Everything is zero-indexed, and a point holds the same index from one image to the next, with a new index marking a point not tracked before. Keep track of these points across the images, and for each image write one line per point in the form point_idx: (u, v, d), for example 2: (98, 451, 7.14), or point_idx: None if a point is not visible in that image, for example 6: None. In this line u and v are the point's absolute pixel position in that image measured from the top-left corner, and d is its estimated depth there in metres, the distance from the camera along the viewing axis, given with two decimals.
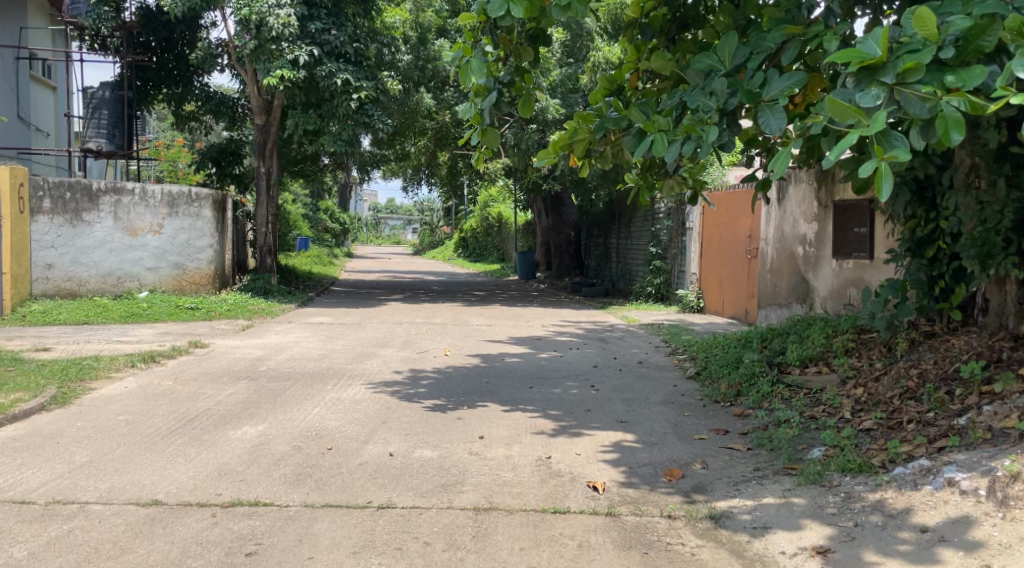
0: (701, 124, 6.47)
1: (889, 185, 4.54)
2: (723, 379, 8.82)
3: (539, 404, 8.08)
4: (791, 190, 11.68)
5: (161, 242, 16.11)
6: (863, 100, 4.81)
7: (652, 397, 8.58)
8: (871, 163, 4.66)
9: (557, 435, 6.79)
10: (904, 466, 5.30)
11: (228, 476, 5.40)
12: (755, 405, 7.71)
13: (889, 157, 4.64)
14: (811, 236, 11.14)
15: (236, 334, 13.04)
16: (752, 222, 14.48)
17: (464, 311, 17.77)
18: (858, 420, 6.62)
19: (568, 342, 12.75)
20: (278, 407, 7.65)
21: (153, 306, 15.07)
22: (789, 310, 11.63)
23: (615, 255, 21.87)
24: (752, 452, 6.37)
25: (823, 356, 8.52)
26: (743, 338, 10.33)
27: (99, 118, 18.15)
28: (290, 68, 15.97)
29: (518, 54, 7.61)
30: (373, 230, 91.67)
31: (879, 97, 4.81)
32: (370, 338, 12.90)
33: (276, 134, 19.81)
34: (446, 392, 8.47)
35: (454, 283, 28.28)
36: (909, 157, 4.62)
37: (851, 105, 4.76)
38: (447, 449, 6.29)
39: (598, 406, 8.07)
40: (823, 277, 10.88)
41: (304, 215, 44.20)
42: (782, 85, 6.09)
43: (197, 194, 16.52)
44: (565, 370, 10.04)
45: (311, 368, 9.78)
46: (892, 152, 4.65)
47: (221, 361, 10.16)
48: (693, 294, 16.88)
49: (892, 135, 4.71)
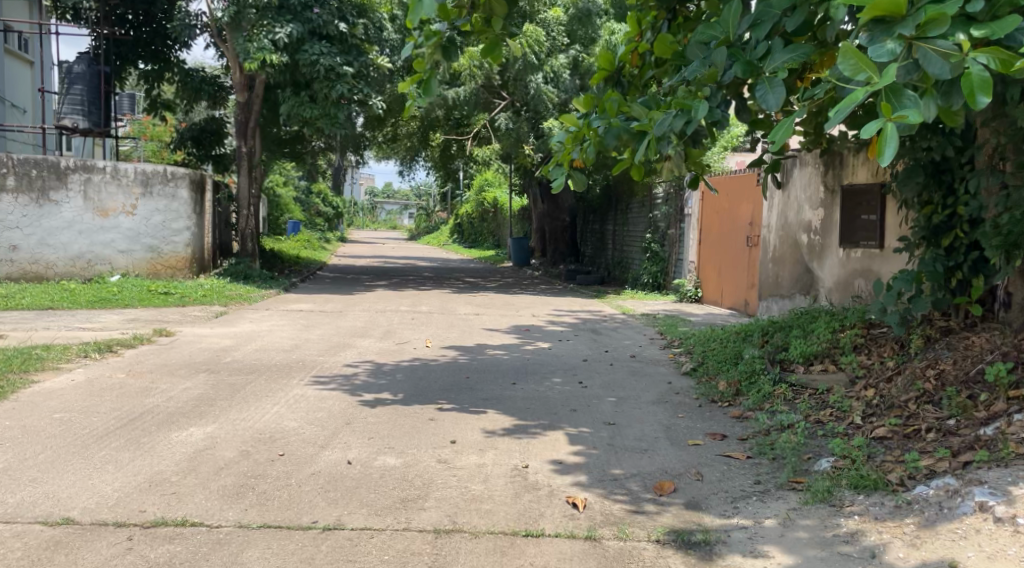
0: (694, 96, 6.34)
1: (894, 149, 4.05)
2: (721, 376, 8.21)
3: (520, 403, 7.43)
4: (796, 174, 10.97)
5: (134, 223, 15.44)
6: (876, 53, 4.24)
7: (642, 395, 7.93)
8: (875, 123, 4.15)
9: (535, 439, 6.15)
10: (927, 484, 4.67)
11: (158, 489, 4.75)
12: (755, 407, 7.08)
13: (897, 118, 4.12)
14: (817, 224, 10.49)
15: (207, 322, 12.39)
16: (754, 210, 13.84)
17: (452, 299, 17.11)
18: (870, 426, 5.95)
19: (559, 333, 12.12)
20: (234, 404, 6.99)
21: (124, 291, 14.40)
22: (793, 302, 10.98)
23: (612, 241, 21.18)
24: (752, 462, 5.72)
25: (828, 352, 7.87)
26: (742, 332, 9.71)
27: (74, 93, 17.41)
28: (271, 50, 15.30)
29: (489, 7, 6.84)
30: (370, 214, 90.89)
31: (895, 52, 4.24)
32: (349, 327, 12.26)
33: (259, 112, 19.09)
34: (421, 389, 7.84)
35: (446, 269, 27.58)
36: (921, 119, 4.12)
37: (862, 57, 4.25)
38: (413, 456, 5.64)
39: (585, 405, 7.43)
40: (827, 267, 10.26)
41: (296, 199, 43.44)
42: (782, 58, 5.71)
43: (173, 172, 15.81)
44: (553, 364, 9.39)
45: (279, 361, 9.13)
46: (901, 112, 4.13)
47: (184, 352, 9.52)
48: (691, 283, 16.23)
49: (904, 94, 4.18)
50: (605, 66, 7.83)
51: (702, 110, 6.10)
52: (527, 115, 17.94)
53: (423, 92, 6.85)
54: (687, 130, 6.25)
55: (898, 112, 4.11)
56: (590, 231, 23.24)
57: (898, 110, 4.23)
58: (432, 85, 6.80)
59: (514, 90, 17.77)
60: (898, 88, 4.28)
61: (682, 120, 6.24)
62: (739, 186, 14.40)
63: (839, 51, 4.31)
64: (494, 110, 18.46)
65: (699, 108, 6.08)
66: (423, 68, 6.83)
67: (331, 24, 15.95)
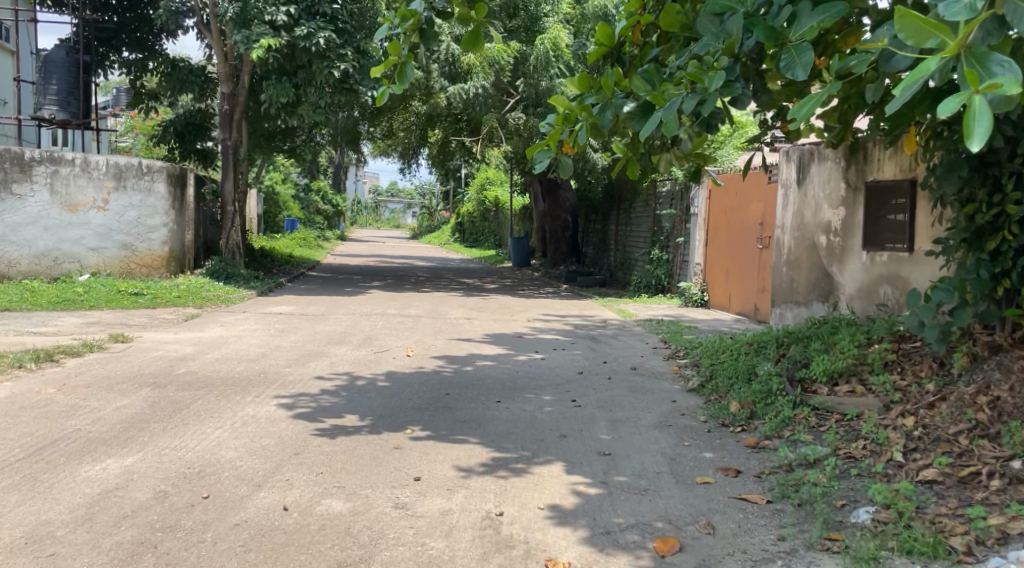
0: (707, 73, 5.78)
1: (985, 131, 3.38)
2: (732, 395, 7.26)
3: (503, 428, 6.48)
4: (813, 170, 9.92)
5: (106, 219, 14.56)
6: (950, 10, 3.60)
7: (643, 417, 6.96)
8: (958, 98, 3.49)
9: (516, 476, 5.20)
10: (1003, 555, 3.90)
11: (37, 548, 3.98)
12: (772, 435, 6.11)
13: (987, 88, 3.44)
14: (837, 224, 9.48)
15: (174, 326, 11.48)
16: (767, 208, 12.87)
17: (444, 301, 16.16)
18: (914, 464, 4.98)
19: (554, 340, 11.17)
20: (169, 427, 6.05)
21: (91, 291, 13.50)
22: (809, 309, 9.95)
23: (614, 241, 20.22)
24: (772, 508, 4.74)
25: (855, 371, 6.86)
26: (755, 345, 8.76)
27: (52, 83, 16.59)
28: (273, 35, 14.63)
29: None
30: (373, 212, 90.09)
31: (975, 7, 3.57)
32: (327, 332, 11.33)
33: (245, 104, 18.16)
34: (388, 409, 6.88)
35: (442, 269, 26.56)
36: (1016, 87, 3.43)
37: (930, 19, 3.54)
38: (365, 499, 4.68)
39: (576, 430, 6.47)
40: (850, 272, 9.27)
41: (294, 196, 42.57)
42: (813, 22, 5.13)
43: (149, 166, 14.96)
44: (544, 379, 8.42)
45: (239, 372, 8.18)
46: (991, 81, 3.45)
47: (135, 360, 8.60)
48: (698, 286, 15.27)
49: (994, 57, 3.51)
50: (604, 41, 7.16)
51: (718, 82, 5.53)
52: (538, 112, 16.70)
53: (397, 80, 6.06)
54: (699, 111, 5.72)
55: (987, 82, 3.45)
56: (592, 231, 22.30)
57: (984, 79, 3.51)
58: (409, 72, 6.02)
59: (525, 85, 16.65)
60: (983, 50, 3.58)
61: (697, 100, 5.69)
62: (751, 183, 13.39)
63: (901, 11, 3.55)
64: (506, 108, 17.08)
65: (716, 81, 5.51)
66: (396, 53, 6.02)
67: (326, 3, 15.13)
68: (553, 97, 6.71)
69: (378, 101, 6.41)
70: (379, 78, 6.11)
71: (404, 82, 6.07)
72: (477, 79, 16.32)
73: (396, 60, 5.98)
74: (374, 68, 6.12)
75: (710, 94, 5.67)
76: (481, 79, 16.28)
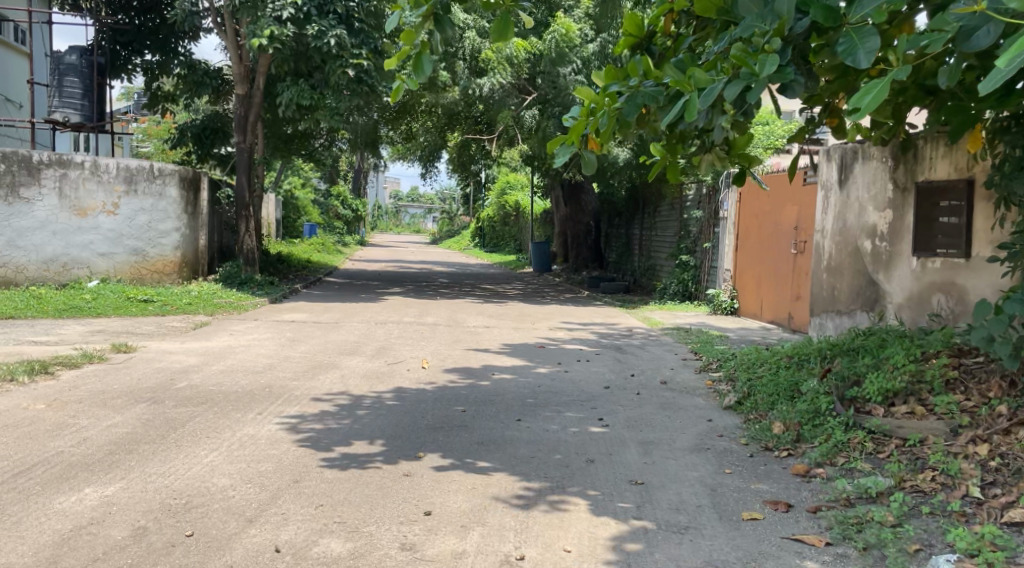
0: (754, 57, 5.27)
1: None
2: (775, 415, 6.66)
3: (526, 451, 5.93)
4: (857, 170, 9.31)
5: (116, 223, 14.14)
6: None
7: (677, 439, 6.38)
8: None
9: (539, 510, 4.67)
10: None
11: None
12: (824, 462, 5.53)
13: None
14: (884, 227, 8.87)
15: (182, 335, 11.00)
16: (802, 211, 12.23)
17: (463, 308, 15.62)
18: (998, 503, 4.40)
19: (579, 351, 10.60)
20: (160, 449, 5.52)
21: (99, 298, 13.06)
22: (851, 319, 9.31)
23: (638, 247, 19.59)
24: (835, 553, 4.15)
25: (913, 390, 6.23)
26: (795, 359, 8.15)
27: (67, 85, 16.24)
28: (278, 26, 13.96)
29: None
30: (394, 218, 89.94)
31: None
32: (339, 342, 10.80)
33: (260, 106, 17.68)
34: (399, 430, 6.34)
35: (462, 275, 26.04)
36: None
37: None
38: (368, 539, 4.16)
39: (606, 454, 5.90)
40: (896, 280, 8.67)
41: (314, 201, 42.22)
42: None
43: (161, 169, 14.56)
44: (568, 394, 7.85)
45: (243, 386, 7.65)
46: None
47: (135, 373, 8.10)
48: (727, 293, 14.64)
49: None
50: (634, 32, 6.63)
51: (769, 67, 5.08)
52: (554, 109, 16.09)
53: (413, 74, 5.47)
54: (745, 98, 5.22)
55: None
56: (615, 235, 21.68)
57: None
58: (426, 64, 5.41)
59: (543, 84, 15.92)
60: None
61: (741, 86, 5.24)
62: (786, 185, 12.75)
63: None
64: (521, 106, 16.41)
65: (768, 65, 5.08)
66: (410, 42, 5.42)
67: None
68: (578, 88, 6.18)
69: (392, 96, 5.78)
70: (393, 72, 5.51)
71: (419, 76, 5.46)
72: (494, 75, 15.78)
73: (411, 50, 5.38)
74: (388, 61, 5.52)
75: (758, 80, 5.16)
76: (497, 75, 15.70)
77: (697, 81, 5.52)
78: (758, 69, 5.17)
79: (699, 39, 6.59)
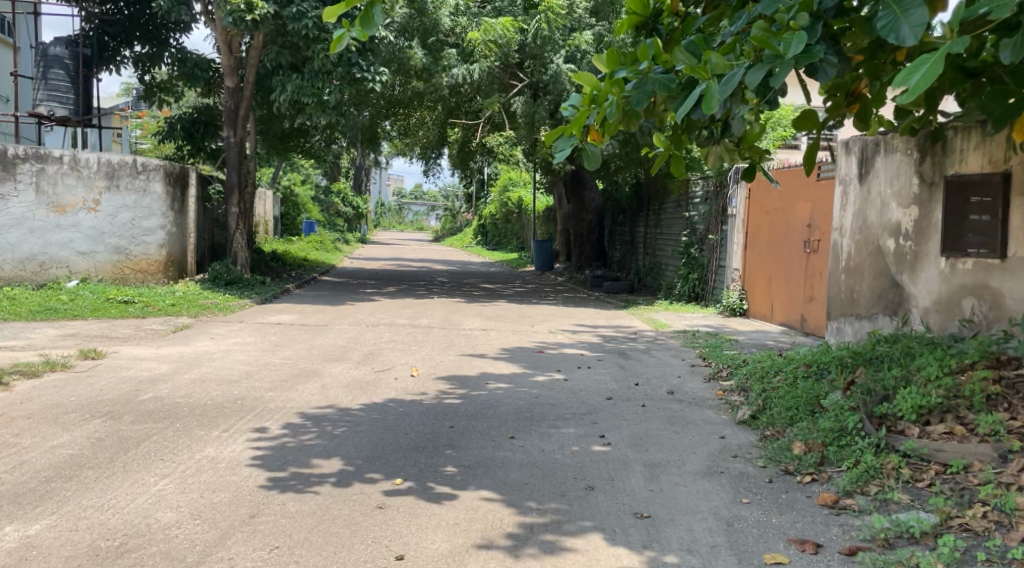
0: (778, 35, 4.66)
1: None
2: (796, 432, 6.03)
3: (519, 475, 5.31)
4: (879, 163, 8.67)
5: (97, 221, 13.53)
6: None
7: (688, 459, 5.76)
8: None
9: (528, 556, 4.11)
10: None
11: None
12: (854, 490, 4.93)
13: None
14: (908, 225, 8.24)
15: (159, 339, 10.36)
16: (817, 208, 11.56)
17: (460, 309, 14.98)
18: None
19: (580, 357, 9.96)
20: (104, 476, 4.89)
21: (77, 299, 12.43)
22: (872, 324, 8.67)
23: (643, 244, 18.93)
24: None
25: (949, 407, 5.60)
26: (813, 370, 7.49)
27: (53, 78, 15.53)
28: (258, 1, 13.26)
29: None
30: (396, 215, 89.29)
31: None
32: (326, 346, 10.18)
33: (250, 99, 16.98)
34: (378, 449, 5.73)
35: (462, 273, 25.40)
36: None
37: None
38: None
39: (609, 479, 5.28)
40: (922, 282, 8.05)
41: (313, 198, 41.55)
42: None
43: (144, 163, 13.99)
44: (567, 406, 7.22)
45: (212, 398, 7.01)
46: None
47: (98, 382, 7.45)
48: (735, 294, 13.98)
49: None
50: (637, 11, 5.97)
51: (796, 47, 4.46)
52: (546, 97, 15.35)
53: (362, 25, 5.02)
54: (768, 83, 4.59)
55: None
56: (619, 233, 21.00)
57: None
58: (376, 14, 4.98)
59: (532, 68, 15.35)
60: None
61: (764, 71, 4.58)
62: (799, 179, 12.08)
63: None
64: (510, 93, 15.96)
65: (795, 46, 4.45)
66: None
67: None
68: (578, 75, 5.54)
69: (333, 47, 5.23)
70: (337, 20, 4.92)
71: (368, 27, 5.04)
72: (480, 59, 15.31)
73: (359, 0, 4.93)
74: (331, 10, 4.90)
75: (783, 63, 4.53)
76: (485, 60, 15.20)
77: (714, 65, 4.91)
78: (782, 50, 4.53)
79: (711, 19, 5.95)
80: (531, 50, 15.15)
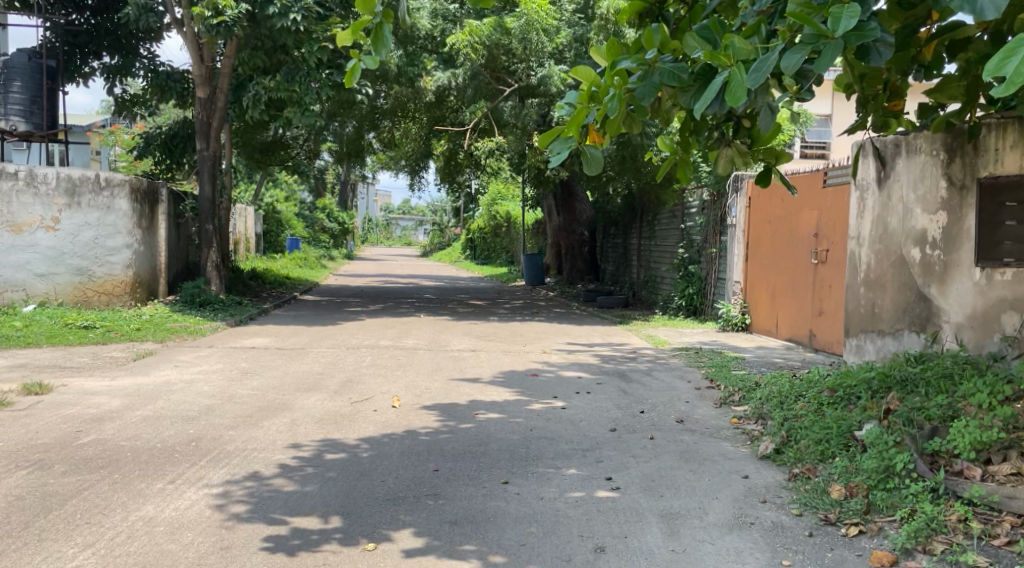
0: (822, 10, 3.91)
1: None
2: (831, 471, 5.21)
3: (513, 532, 4.49)
4: (899, 166, 7.90)
5: (56, 241, 12.65)
6: None
7: (711, 506, 4.96)
8: None
9: None
10: None
11: None
12: (916, 548, 4.23)
13: None
14: (935, 232, 7.47)
15: (117, 368, 9.48)
16: (826, 216, 10.79)
17: (447, 329, 14.14)
18: None
19: (577, 380, 9.16)
20: (14, 550, 4.10)
21: (32, 325, 11.53)
22: (896, 341, 7.85)
23: (637, 258, 18.14)
24: None
25: (1013, 442, 4.82)
26: (838, 396, 6.65)
27: (12, 91, 14.46)
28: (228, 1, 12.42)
29: None
30: (385, 231, 88.41)
31: None
32: (300, 373, 9.34)
33: (224, 108, 16.04)
34: (348, 499, 4.93)
35: (450, 289, 24.53)
36: None
37: None
38: None
39: (620, 536, 4.48)
40: (955, 295, 7.28)
41: (298, 214, 40.54)
42: None
43: (108, 179, 13.08)
44: (564, 441, 6.39)
45: (163, 440, 6.15)
46: None
47: (33, 423, 6.58)
48: (736, 308, 13.20)
49: None
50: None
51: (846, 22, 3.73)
52: (537, 103, 14.51)
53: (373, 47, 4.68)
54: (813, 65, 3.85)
55: None
56: (611, 245, 20.22)
57: None
58: (387, 34, 4.65)
59: (521, 73, 14.53)
60: None
61: (804, 53, 3.87)
62: (807, 186, 11.30)
63: None
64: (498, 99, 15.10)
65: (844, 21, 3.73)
66: (368, 11, 4.65)
67: None
68: (575, 69, 4.76)
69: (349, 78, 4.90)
70: (347, 47, 4.73)
71: (381, 49, 4.69)
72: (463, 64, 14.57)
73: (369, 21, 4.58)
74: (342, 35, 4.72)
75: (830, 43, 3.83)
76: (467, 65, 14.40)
77: (738, 47, 4.17)
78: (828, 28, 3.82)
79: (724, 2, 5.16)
80: (520, 54, 14.31)
